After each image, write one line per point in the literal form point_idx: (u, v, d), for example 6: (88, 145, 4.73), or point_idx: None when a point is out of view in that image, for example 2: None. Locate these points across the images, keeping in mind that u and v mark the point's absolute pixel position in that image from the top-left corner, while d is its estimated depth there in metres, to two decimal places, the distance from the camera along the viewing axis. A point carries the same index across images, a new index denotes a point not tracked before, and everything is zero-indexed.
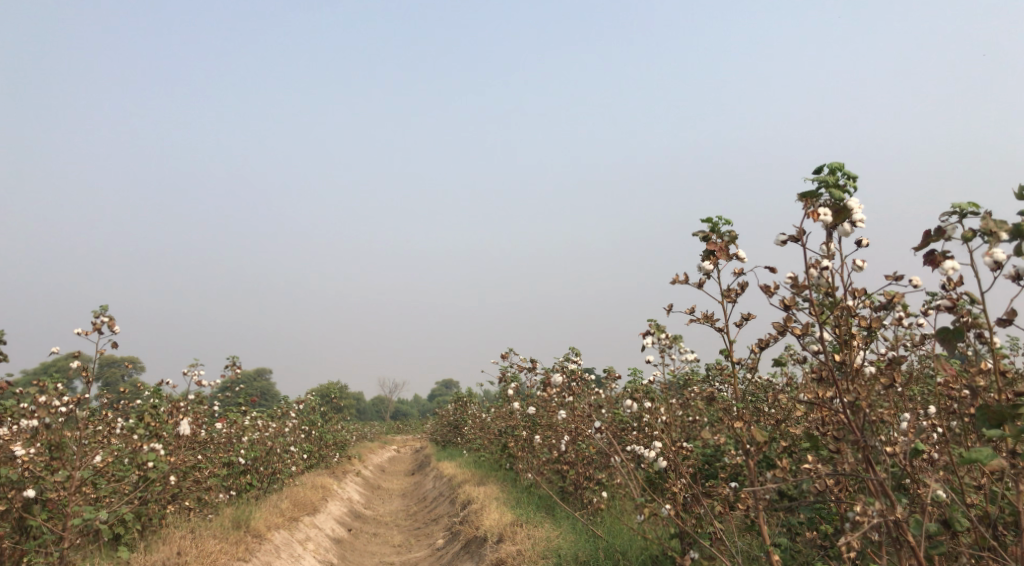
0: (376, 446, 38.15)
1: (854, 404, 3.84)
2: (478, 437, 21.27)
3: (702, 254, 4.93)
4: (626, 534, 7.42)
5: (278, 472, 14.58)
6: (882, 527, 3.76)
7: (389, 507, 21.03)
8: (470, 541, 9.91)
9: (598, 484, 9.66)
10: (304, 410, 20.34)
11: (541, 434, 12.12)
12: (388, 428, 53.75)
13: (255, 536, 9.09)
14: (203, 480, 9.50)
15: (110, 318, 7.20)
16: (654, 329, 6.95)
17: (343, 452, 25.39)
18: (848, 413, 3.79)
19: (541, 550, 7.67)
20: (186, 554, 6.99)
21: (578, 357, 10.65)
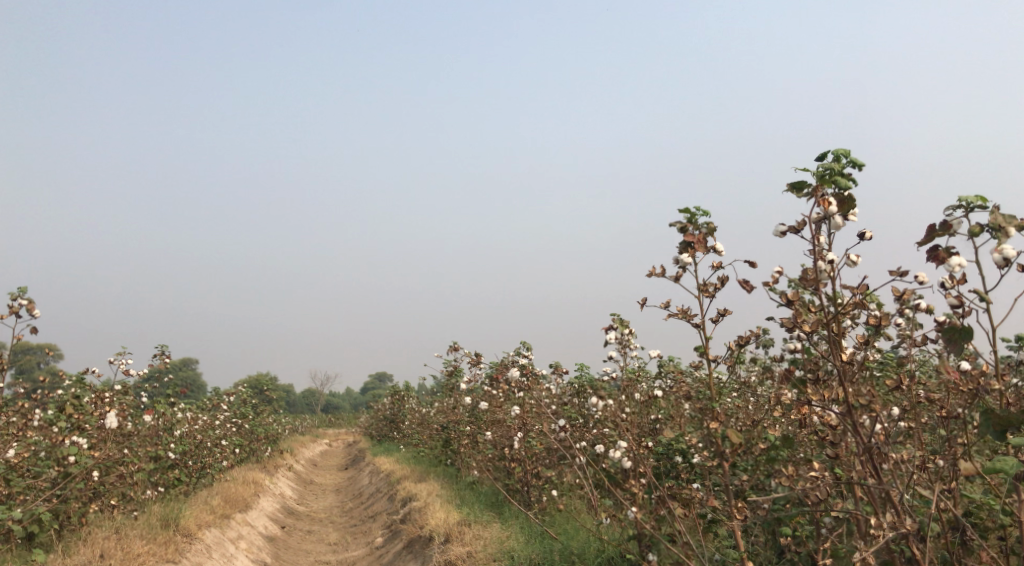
0: (307, 440, 37.17)
1: (854, 405, 3.76)
2: (417, 432, 20.83)
3: (680, 245, 4.77)
4: (581, 535, 7.23)
5: (208, 466, 13.87)
6: (888, 538, 3.65)
7: (322, 502, 20.41)
8: (414, 540, 9.53)
9: (547, 482, 9.43)
10: (235, 402, 19.59)
11: (487, 430, 11.86)
12: (321, 420, 52.77)
13: (185, 535, 8.53)
14: (128, 476, 8.85)
15: (30, 300, 6.58)
16: (617, 325, 6.79)
17: (275, 446, 24.55)
18: (847, 413, 3.73)
19: (493, 552, 7.37)
20: (110, 558, 6.39)
21: (529, 353, 10.41)
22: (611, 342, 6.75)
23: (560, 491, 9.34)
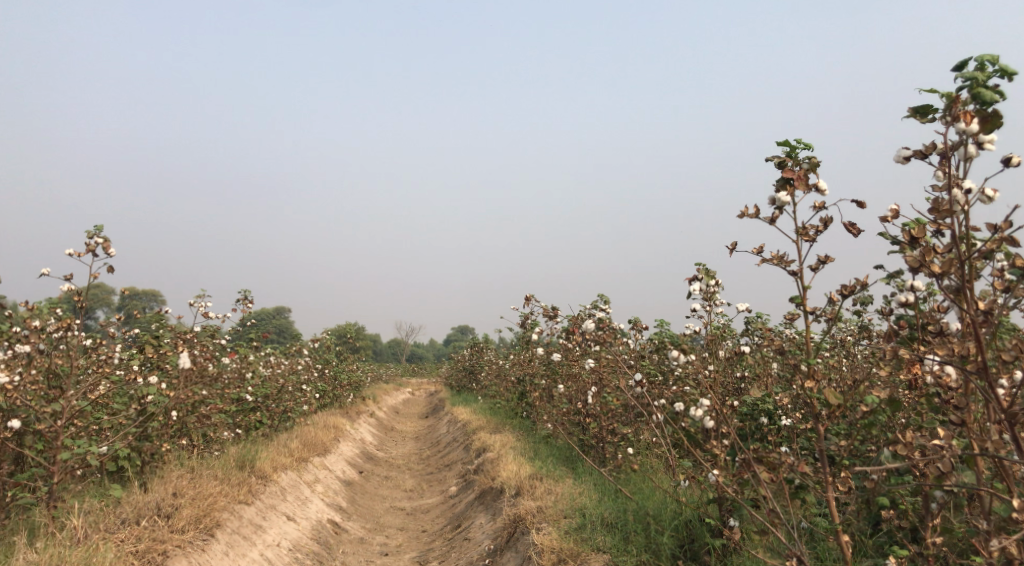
0: (389, 387, 37.94)
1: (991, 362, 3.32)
2: (494, 384, 20.78)
3: (778, 183, 4.29)
4: (658, 496, 6.87)
5: (289, 410, 14.15)
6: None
7: (401, 449, 20.75)
8: (486, 492, 9.38)
9: (622, 440, 9.08)
10: (318, 349, 19.96)
11: (562, 383, 11.57)
12: (404, 370, 53.92)
13: (260, 477, 8.65)
14: (207, 417, 9.02)
15: (106, 240, 6.58)
16: (701, 275, 6.31)
17: (358, 393, 25.08)
18: (983, 371, 3.30)
19: (564, 508, 7.10)
20: (182, 497, 6.44)
21: (607, 305, 9.98)
22: (695, 294, 6.29)
23: (636, 449, 8.99)
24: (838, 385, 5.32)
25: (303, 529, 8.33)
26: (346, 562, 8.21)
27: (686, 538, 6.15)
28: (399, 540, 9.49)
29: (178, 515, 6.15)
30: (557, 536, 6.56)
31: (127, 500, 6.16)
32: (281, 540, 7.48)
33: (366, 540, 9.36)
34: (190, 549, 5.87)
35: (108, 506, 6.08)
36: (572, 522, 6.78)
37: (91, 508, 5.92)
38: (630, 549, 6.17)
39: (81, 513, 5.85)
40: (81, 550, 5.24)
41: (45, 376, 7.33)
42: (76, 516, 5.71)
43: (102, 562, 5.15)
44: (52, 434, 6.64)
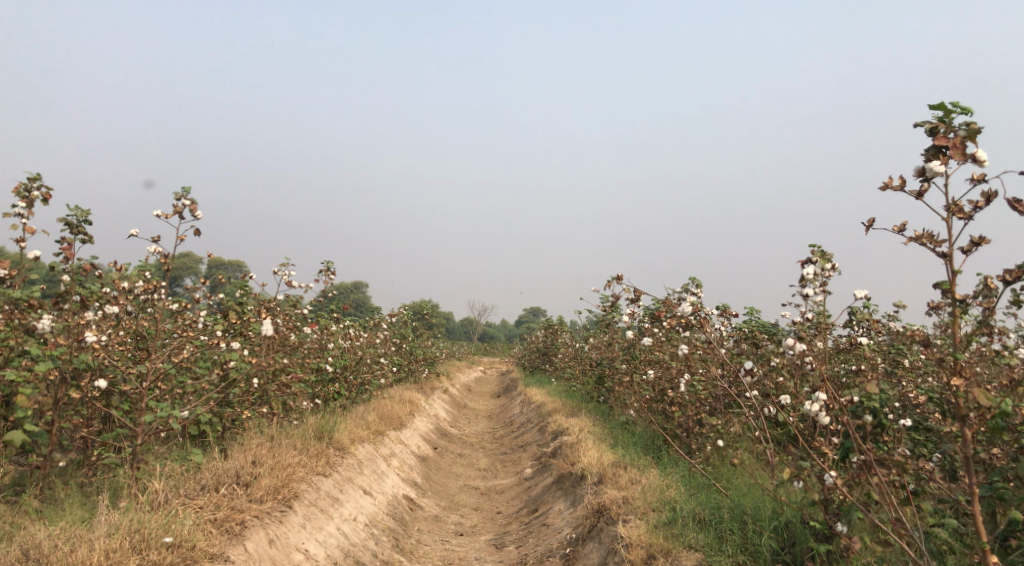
0: (462, 365, 38.05)
1: None
2: (569, 366, 20.41)
3: (929, 151, 3.73)
4: (756, 494, 6.40)
5: (366, 383, 14.14)
6: None
7: (474, 427, 20.64)
8: (565, 477, 9.05)
9: (711, 432, 8.58)
10: (396, 323, 19.99)
11: (644, 369, 11.13)
12: (477, 348, 54.21)
13: (338, 449, 8.57)
14: (288, 386, 8.96)
15: (193, 202, 6.50)
16: (816, 258, 5.79)
17: (433, 368, 25.11)
18: None
19: (652, 500, 6.68)
20: (261, 466, 6.33)
21: (698, 290, 9.46)
22: (809, 279, 5.77)
23: (726, 442, 8.48)
24: (999, 391, 4.72)
25: (379, 504, 8.21)
26: (421, 540, 8.04)
27: (787, 541, 5.69)
28: (475, 520, 9.28)
29: (255, 485, 6.04)
30: (646, 530, 6.16)
31: (208, 466, 6.10)
32: (357, 515, 7.35)
33: (442, 518, 9.19)
34: (268, 520, 5.75)
35: (188, 471, 6.03)
36: (662, 516, 6.37)
37: (172, 472, 5.88)
38: (725, 550, 5.74)
39: (163, 477, 5.82)
40: (162, 514, 5.19)
41: (134, 338, 7.41)
42: (158, 480, 5.67)
43: (181, 529, 5.07)
44: (137, 395, 6.66)
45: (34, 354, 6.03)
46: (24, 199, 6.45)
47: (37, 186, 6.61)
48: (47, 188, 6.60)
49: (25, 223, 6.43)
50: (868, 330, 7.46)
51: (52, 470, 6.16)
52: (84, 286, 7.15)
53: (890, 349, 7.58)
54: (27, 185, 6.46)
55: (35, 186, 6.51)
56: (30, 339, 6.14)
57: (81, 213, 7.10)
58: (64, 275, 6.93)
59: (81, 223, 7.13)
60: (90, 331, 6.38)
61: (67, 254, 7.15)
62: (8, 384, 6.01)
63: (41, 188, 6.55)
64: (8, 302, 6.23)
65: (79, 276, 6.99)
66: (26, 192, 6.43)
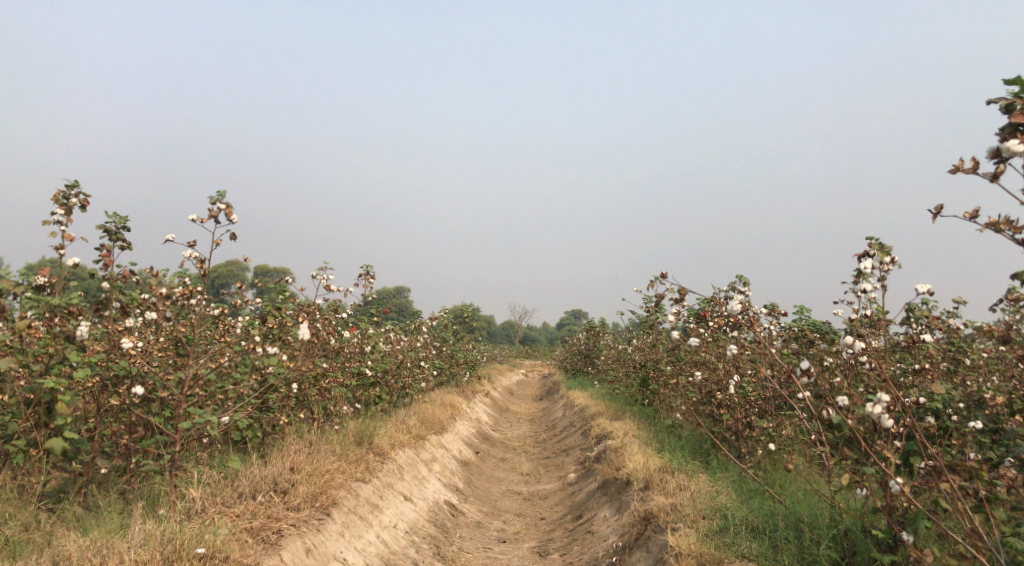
0: (504, 368, 37.89)
1: None
2: (612, 369, 20.07)
3: (1004, 130, 3.44)
4: (812, 501, 6.06)
5: (407, 387, 14.03)
6: None
7: (516, 431, 20.43)
8: (610, 482, 8.79)
9: (762, 435, 8.23)
10: (436, 327, 19.91)
11: (691, 370, 10.80)
12: (518, 351, 54.06)
13: (378, 454, 8.45)
14: (327, 390, 8.96)
15: (229, 205, 6.45)
16: (874, 249, 5.46)
17: (474, 371, 24.99)
18: None
19: (702, 508, 6.39)
20: (298, 472, 6.25)
21: (746, 288, 9.12)
22: (865, 272, 5.45)
23: (778, 446, 8.12)
24: None
25: (420, 510, 8.07)
26: (463, 547, 7.86)
27: (848, 551, 5.35)
28: (517, 527, 9.06)
29: (292, 492, 5.94)
30: (697, 539, 5.87)
31: (245, 473, 6.02)
32: (397, 522, 7.21)
33: (484, 525, 9.00)
34: (305, 529, 5.61)
35: (226, 478, 5.97)
36: (713, 524, 6.07)
37: (208, 480, 5.82)
38: (781, 560, 5.43)
39: (200, 485, 5.75)
40: (195, 524, 5.11)
41: (174, 344, 7.41)
42: (195, 488, 5.62)
43: (214, 540, 4.97)
44: (176, 401, 6.65)
45: (73, 361, 6.04)
46: (63, 206, 6.46)
47: (75, 193, 6.62)
48: (85, 194, 6.60)
49: (65, 229, 6.44)
50: (929, 327, 7.07)
51: (93, 476, 6.15)
52: (123, 293, 7.17)
53: (952, 347, 7.17)
54: (66, 192, 6.47)
55: (74, 192, 6.51)
56: (68, 347, 6.15)
57: (120, 219, 7.12)
58: (104, 283, 6.94)
59: (118, 230, 7.18)
60: (128, 338, 6.38)
61: (105, 260, 7.18)
62: (47, 391, 6.01)
63: (80, 195, 6.56)
64: (46, 309, 6.23)
65: (118, 282, 7.00)
66: (65, 199, 6.44)
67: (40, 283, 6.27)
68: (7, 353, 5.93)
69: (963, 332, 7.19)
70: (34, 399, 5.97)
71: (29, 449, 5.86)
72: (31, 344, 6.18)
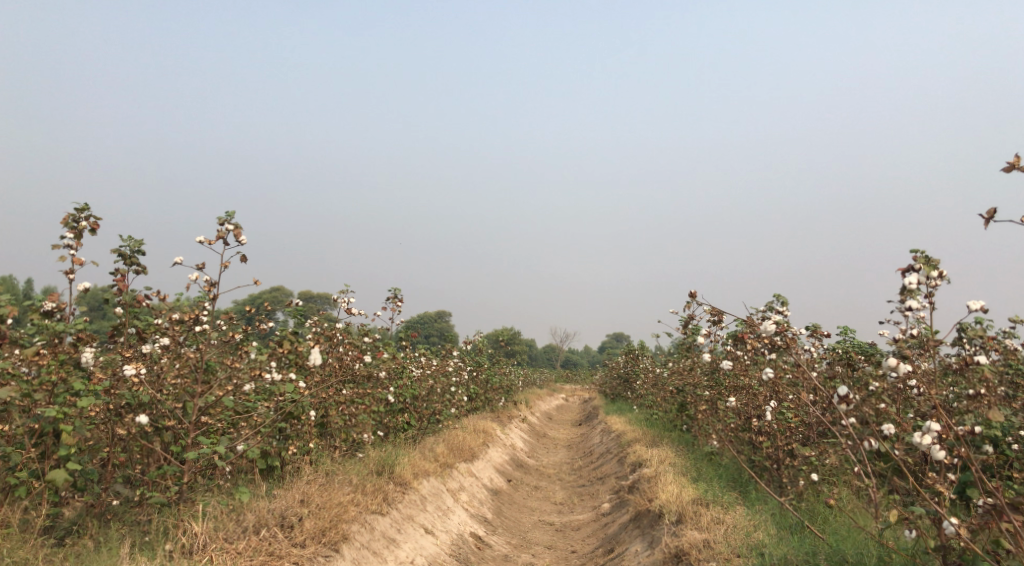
0: (544, 394, 37.28)
1: None
2: (650, 394, 19.49)
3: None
4: (857, 538, 5.53)
5: (438, 412, 13.74)
6: None
7: (553, 458, 19.92)
8: (642, 514, 8.33)
9: (804, 463, 7.71)
10: (470, 351, 19.64)
11: (729, 394, 10.31)
12: (559, 375, 53.43)
13: (399, 485, 8.13)
14: (351, 415, 8.75)
15: (237, 228, 6.37)
16: (920, 263, 4.99)
17: (511, 396, 24.64)
18: None
19: (738, 545, 5.92)
20: (309, 504, 6.07)
21: (783, 308, 8.67)
22: (911, 289, 4.98)
23: (821, 476, 7.61)
24: None
25: (441, 544, 7.73)
26: None
27: None
28: (546, 560, 8.65)
29: (299, 528, 5.76)
30: None
31: (252, 506, 5.88)
32: (415, 557, 6.89)
33: (511, 558, 8.60)
34: None
35: (231, 511, 5.81)
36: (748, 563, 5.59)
37: (211, 514, 5.65)
38: None
39: (204, 517, 5.57)
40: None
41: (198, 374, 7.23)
42: (195, 522, 5.46)
43: None
44: (185, 432, 6.54)
45: (79, 389, 6.00)
46: (72, 230, 6.55)
47: (86, 217, 6.72)
48: (95, 218, 6.68)
49: (73, 252, 6.51)
50: (984, 348, 6.55)
51: (105, 508, 6.14)
52: (139, 319, 7.06)
53: (1010, 370, 6.66)
54: (76, 216, 6.58)
55: (83, 216, 6.61)
56: (73, 375, 6.14)
57: (135, 242, 7.05)
58: (118, 308, 6.83)
59: (135, 253, 7.06)
60: (133, 366, 6.27)
61: (121, 285, 7.07)
62: (50, 420, 5.91)
63: (89, 218, 6.64)
64: (51, 336, 6.16)
65: (133, 307, 6.89)
66: (74, 222, 6.54)
67: (48, 308, 6.19)
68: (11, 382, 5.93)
69: (1021, 353, 6.65)
70: (38, 429, 5.92)
71: (31, 481, 5.84)
72: (35, 371, 6.12)
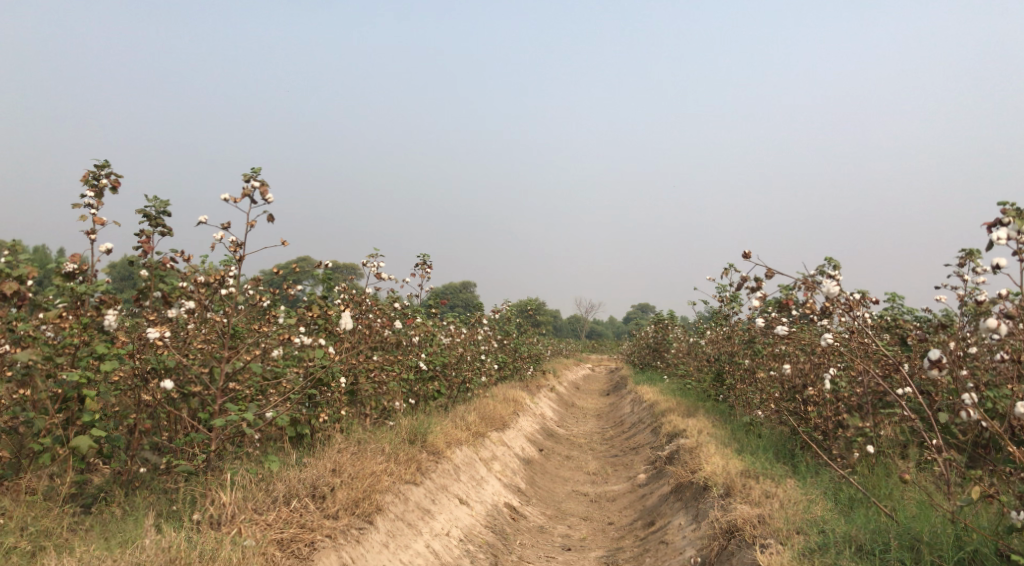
0: (570, 363, 36.97)
1: None
2: (683, 363, 19.05)
3: None
4: (928, 516, 5.14)
5: (468, 381, 13.44)
6: None
7: (582, 428, 19.62)
8: (684, 486, 7.99)
9: (858, 435, 7.31)
10: (499, 320, 19.34)
11: (772, 363, 9.88)
12: (585, 345, 53.15)
13: (432, 453, 7.87)
14: (381, 382, 8.48)
15: (263, 184, 6.06)
16: (1011, 216, 4.55)
17: (539, 365, 24.37)
18: None
19: (796, 521, 5.54)
20: (341, 475, 5.81)
21: (834, 271, 8.20)
22: (999, 244, 4.55)
23: (877, 449, 7.20)
24: None
25: (476, 515, 7.46)
26: (524, 556, 7.19)
27: None
28: (584, 532, 8.36)
29: (331, 500, 5.50)
30: (789, 557, 5.05)
31: (282, 476, 5.63)
32: (450, 529, 6.62)
33: (547, 530, 8.32)
34: (341, 541, 5.21)
35: (260, 480, 5.57)
36: (810, 541, 5.22)
37: (240, 484, 5.40)
38: None
39: (232, 487, 5.32)
40: (209, 538, 4.74)
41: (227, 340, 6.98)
42: (223, 492, 5.20)
43: (232, 555, 4.60)
44: (213, 399, 6.29)
45: (102, 353, 5.76)
46: (93, 188, 6.28)
47: (107, 174, 6.45)
48: (116, 175, 6.41)
49: (95, 211, 6.26)
50: None
51: (133, 476, 5.94)
52: (165, 283, 6.81)
53: None
54: (96, 173, 6.32)
55: (103, 173, 6.34)
56: (97, 339, 5.91)
57: (158, 202, 6.78)
58: (142, 271, 6.57)
59: (159, 214, 6.78)
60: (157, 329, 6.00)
61: (145, 247, 6.82)
62: (74, 385, 5.68)
63: (110, 176, 6.37)
64: (74, 299, 5.91)
65: (158, 271, 6.62)
66: (95, 179, 6.28)
67: (70, 270, 5.93)
68: (32, 345, 5.68)
69: None
70: (62, 394, 5.72)
71: (56, 448, 5.60)
72: (60, 335, 5.87)
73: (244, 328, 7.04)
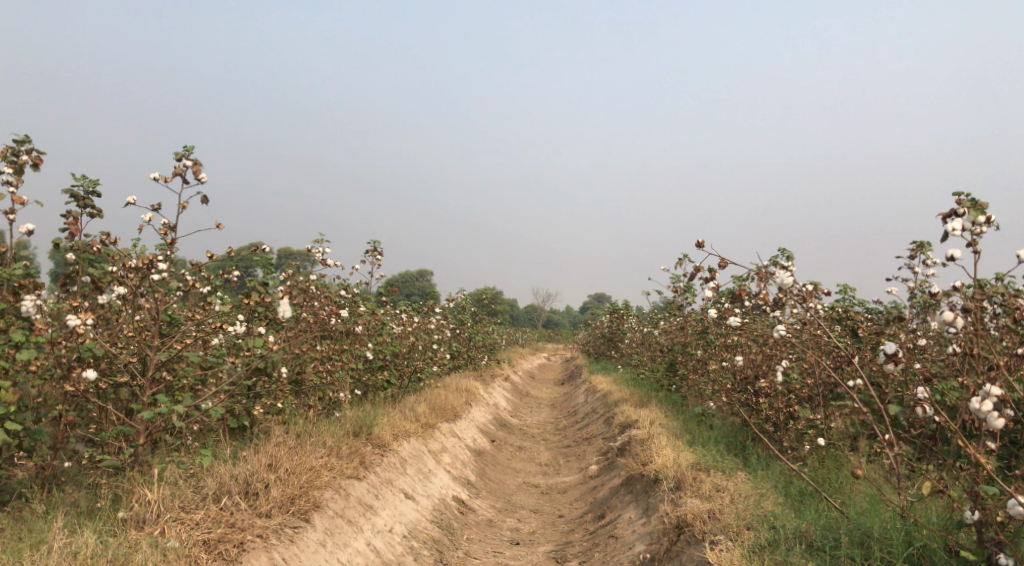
0: (526, 352, 36.88)
1: None
2: (637, 354, 19.05)
3: None
4: (878, 511, 5.09)
5: (420, 371, 13.17)
6: None
7: (536, 418, 19.50)
8: (635, 479, 7.88)
9: (809, 427, 7.28)
10: (453, 309, 19.06)
11: (725, 354, 9.84)
12: (540, 334, 53.16)
13: (377, 446, 7.62)
14: (326, 373, 8.18)
15: (196, 162, 5.72)
16: (964, 208, 4.49)
17: (493, 355, 24.19)
18: None
19: (747, 516, 5.45)
20: (277, 470, 5.53)
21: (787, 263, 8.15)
22: (953, 235, 4.47)
23: (827, 441, 7.18)
24: None
25: (422, 510, 7.24)
26: (470, 552, 7.01)
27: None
28: (533, 525, 8.21)
29: (265, 497, 5.22)
30: (738, 554, 4.95)
31: (214, 472, 5.33)
32: (394, 525, 6.40)
33: (496, 524, 8.15)
34: (274, 541, 4.94)
35: (190, 477, 5.26)
36: (760, 537, 5.13)
37: (168, 481, 5.09)
38: None
39: (159, 484, 5.01)
40: (130, 540, 4.44)
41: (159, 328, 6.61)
42: (148, 491, 4.89)
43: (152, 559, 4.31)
44: (142, 391, 5.94)
45: (18, 342, 5.37)
46: (12, 164, 5.86)
47: (28, 150, 6.02)
48: (37, 151, 6.00)
49: (13, 189, 5.84)
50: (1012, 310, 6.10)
51: (58, 470, 5.69)
52: (93, 267, 6.41)
53: None
54: (15, 148, 5.89)
55: (23, 149, 5.92)
56: (13, 326, 5.51)
57: (86, 181, 6.37)
58: (67, 254, 6.16)
59: (87, 194, 6.38)
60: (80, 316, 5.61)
61: (71, 229, 6.40)
62: None
63: (31, 152, 5.96)
64: None
65: (86, 254, 6.19)
66: (13, 155, 5.86)
67: None
68: None
69: None
70: None
71: None
72: None
73: (179, 316, 6.68)
